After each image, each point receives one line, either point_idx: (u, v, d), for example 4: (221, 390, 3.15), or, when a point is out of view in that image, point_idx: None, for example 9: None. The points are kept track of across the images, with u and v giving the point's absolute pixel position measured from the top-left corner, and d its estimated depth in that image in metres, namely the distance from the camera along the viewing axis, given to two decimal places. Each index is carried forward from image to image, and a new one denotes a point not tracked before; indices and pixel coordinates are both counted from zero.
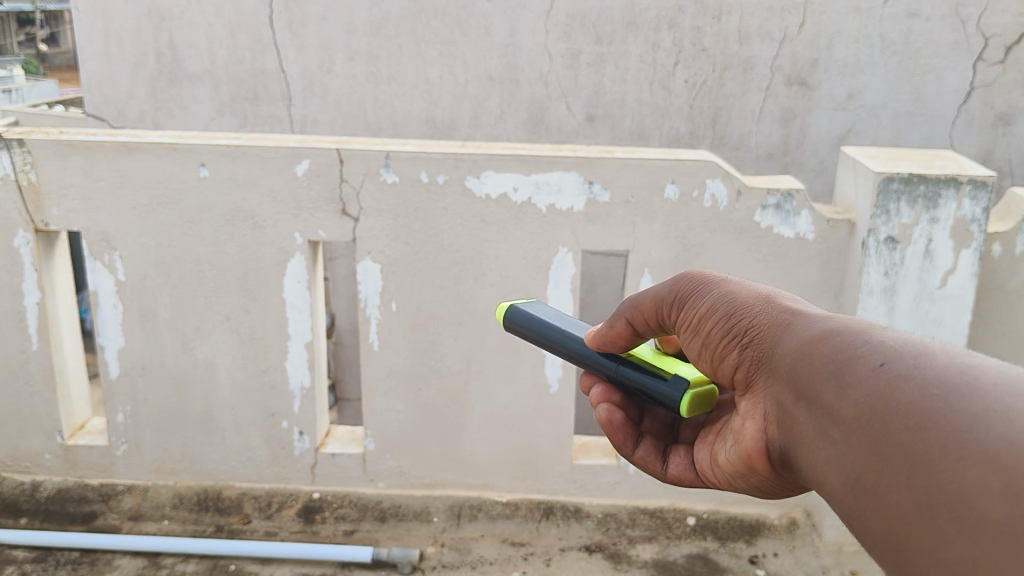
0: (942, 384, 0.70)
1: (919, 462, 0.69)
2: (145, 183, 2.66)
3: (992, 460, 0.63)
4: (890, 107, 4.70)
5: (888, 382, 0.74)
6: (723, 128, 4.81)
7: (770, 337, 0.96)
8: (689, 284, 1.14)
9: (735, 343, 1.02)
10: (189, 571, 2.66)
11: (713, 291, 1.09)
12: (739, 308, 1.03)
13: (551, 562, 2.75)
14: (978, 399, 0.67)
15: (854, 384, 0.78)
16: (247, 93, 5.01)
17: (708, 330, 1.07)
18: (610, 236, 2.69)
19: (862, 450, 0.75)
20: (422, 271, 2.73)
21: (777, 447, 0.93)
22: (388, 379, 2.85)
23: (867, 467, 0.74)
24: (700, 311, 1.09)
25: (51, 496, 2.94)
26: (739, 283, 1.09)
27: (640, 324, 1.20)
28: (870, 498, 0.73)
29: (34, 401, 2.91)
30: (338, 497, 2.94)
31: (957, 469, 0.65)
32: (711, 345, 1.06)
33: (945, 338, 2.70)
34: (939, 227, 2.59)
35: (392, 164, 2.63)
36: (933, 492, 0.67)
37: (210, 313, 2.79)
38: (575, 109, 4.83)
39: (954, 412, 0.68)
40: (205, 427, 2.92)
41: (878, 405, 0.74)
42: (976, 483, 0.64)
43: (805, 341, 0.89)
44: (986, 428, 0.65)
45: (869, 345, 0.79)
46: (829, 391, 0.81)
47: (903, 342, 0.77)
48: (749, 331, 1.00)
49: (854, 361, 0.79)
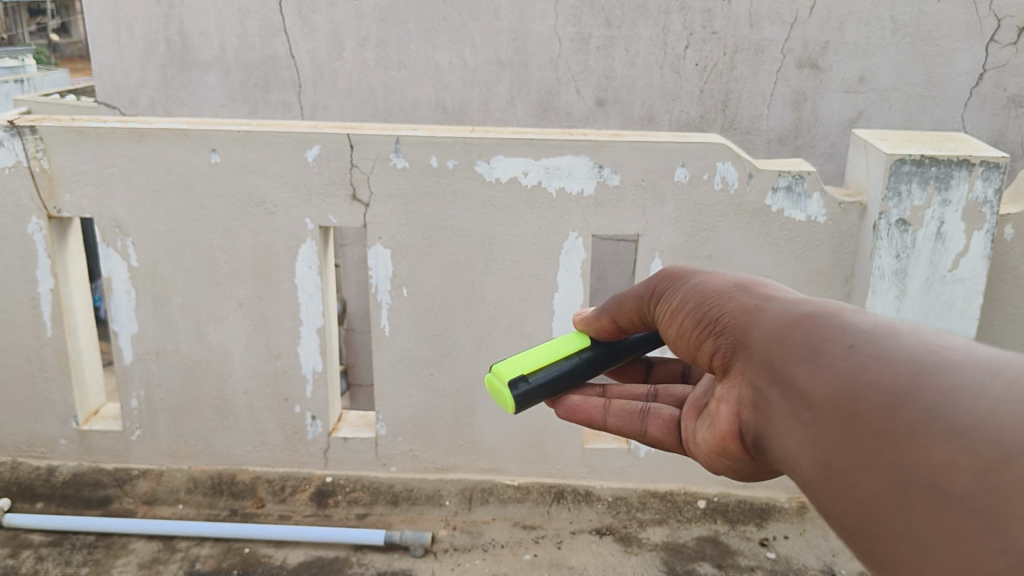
0: (912, 363, 0.68)
1: (889, 440, 0.66)
2: (157, 169, 2.68)
3: (961, 437, 0.61)
4: (901, 90, 4.66)
5: (859, 362, 0.72)
6: (734, 112, 4.80)
7: (741, 323, 0.91)
8: (665, 279, 1.11)
9: (708, 332, 0.97)
10: (204, 554, 2.69)
11: (685, 280, 1.05)
12: (708, 296, 0.99)
13: (563, 545, 2.76)
14: (948, 375, 0.66)
15: (827, 365, 0.75)
16: (257, 80, 5.02)
17: (680, 322, 1.03)
18: (621, 220, 2.69)
19: (835, 433, 0.71)
20: (432, 256, 2.74)
21: (752, 434, 0.88)
22: (398, 364, 2.86)
23: (837, 450, 0.70)
24: (674, 302, 1.05)
25: (66, 481, 2.97)
26: (712, 270, 1.05)
27: (622, 322, 1.21)
28: (839, 480, 0.69)
29: (49, 387, 2.94)
30: (351, 481, 2.97)
31: (927, 446, 0.63)
32: (684, 335, 1.02)
33: (956, 321, 2.70)
34: (951, 209, 2.57)
35: (401, 149, 2.63)
36: (903, 470, 0.64)
37: (222, 298, 2.81)
38: (585, 93, 4.82)
39: (923, 389, 0.66)
40: (219, 412, 2.94)
41: (849, 386, 0.71)
42: (945, 461, 0.61)
43: (778, 325, 0.86)
44: (954, 405, 0.63)
45: (840, 328, 0.77)
46: (801, 373, 0.78)
47: (873, 324, 0.75)
48: (720, 319, 0.95)
49: (825, 343, 0.77)
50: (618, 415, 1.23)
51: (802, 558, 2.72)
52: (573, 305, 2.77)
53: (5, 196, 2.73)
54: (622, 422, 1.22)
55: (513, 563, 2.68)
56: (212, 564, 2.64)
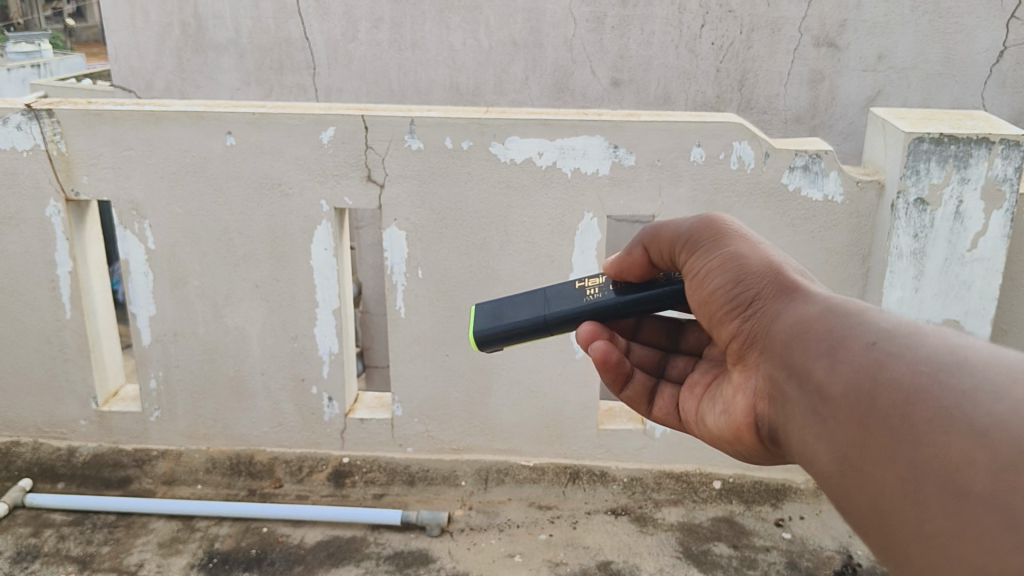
0: (931, 361, 0.70)
1: (907, 438, 0.68)
2: (175, 151, 2.69)
3: (978, 436, 0.62)
4: (920, 68, 4.61)
5: (877, 359, 0.74)
6: (751, 92, 4.75)
7: (771, 313, 0.96)
8: (710, 231, 1.12)
9: (736, 313, 1.02)
10: (223, 534, 2.71)
11: (725, 249, 1.08)
12: (746, 276, 1.03)
13: (578, 525, 2.78)
14: (967, 375, 0.67)
15: (845, 361, 0.78)
16: (271, 62, 5.02)
17: (711, 291, 1.07)
18: (637, 201, 2.68)
19: (854, 429, 0.74)
20: (447, 238, 2.74)
21: (771, 424, 0.95)
22: (414, 346, 2.87)
23: (856, 447, 0.73)
24: (708, 267, 1.09)
25: (86, 461, 3.01)
26: (753, 242, 1.08)
27: (655, 254, 1.21)
28: (856, 474, 0.72)
29: (69, 367, 2.97)
30: (368, 462, 2.98)
31: (945, 444, 0.64)
32: (713, 305, 1.07)
33: (976, 302, 2.67)
34: (970, 188, 2.55)
35: (417, 130, 2.63)
36: (922, 468, 0.66)
37: (239, 280, 2.82)
38: (600, 73, 4.79)
39: (942, 389, 0.67)
40: (237, 393, 2.95)
41: (867, 383, 0.74)
42: (963, 459, 0.63)
43: (801, 321, 0.89)
44: (971, 407, 0.64)
45: (861, 325, 0.79)
46: (821, 368, 0.80)
47: (896, 322, 0.77)
48: (752, 303, 1.00)
49: (846, 340, 0.79)
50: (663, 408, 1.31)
51: (817, 539, 2.72)
52: None
53: (23, 179, 2.75)
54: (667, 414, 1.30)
55: (528, 543, 2.69)
56: (231, 543, 2.67)
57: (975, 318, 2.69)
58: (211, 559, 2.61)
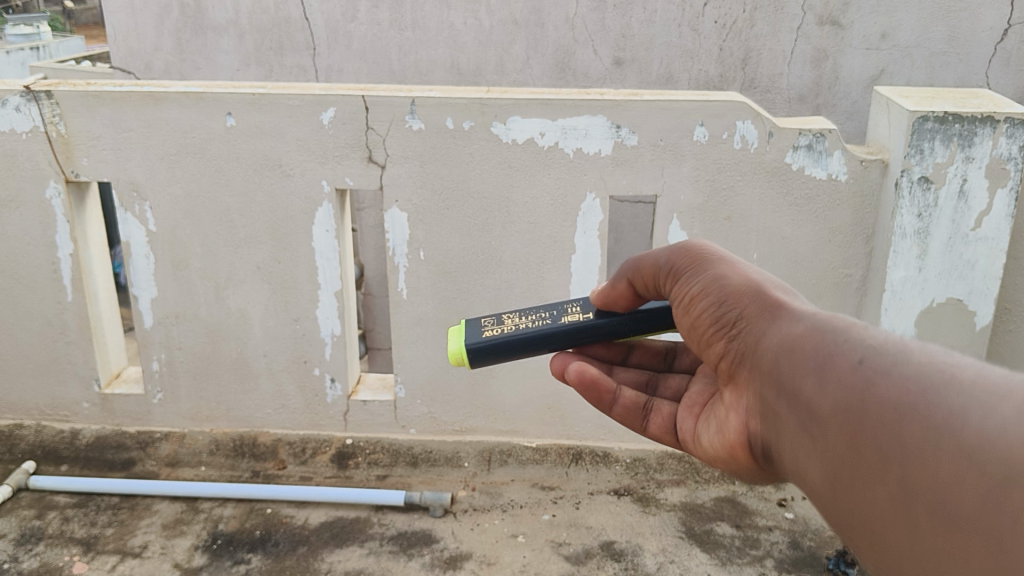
0: (919, 380, 0.71)
1: (898, 458, 0.70)
2: (175, 132, 2.67)
3: (967, 456, 0.64)
4: (924, 47, 4.57)
5: (865, 377, 0.76)
6: (753, 71, 4.72)
7: (756, 330, 0.97)
8: (687, 258, 1.15)
9: (722, 333, 1.03)
10: (226, 515, 2.72)
11: (703, 273, 1.10)
12: (728, 296, 1.04)
13: (581, 505, 2.78)
14: (954, 394, 0.68)
15: (834, 378, 0.79)
16: (271, 42, 5.00)
17: (697, 314, 1.09)
18: (639, 180, 2.67)
19: (845, 447, 0.76)
20: (449, 219, 2.73)
21: (761, 441, 0.97)
22: (416, 327, 2.86)
23: (847, 465, 0.75)
24: (691, 291, 1.11)
25: (90, 443, 3.01)
26: (731, 263, 1.10)
27: (639, 286, 1.28)
28: (850, 491, 0.75)
29: (71, 350, 2.97)
30: (371, 443, 2.99)
31: (936, 464, 0.66)
32: (699, 327, 1.08)
33: (979, 281, 2.67)
34: (974, 166, 2.54)
35: (417, 110, 2.61)
36: (915, 488, 0.68)
37: (240, 262, 2.81)
38: (602, 52, 4.76)
39: (930, 408, 0.69)
40: (240, 375, 2.96)
41: (855, 402, 0.76)
42: (954, 480, 0.65)
43: (787, 339, 0.91)
44: (959, 427, 0.66)
45: (848, 343, 0.81)
46: (810, 386, 0.82)
47: (882, 339, 0.79)
48: (736, 322, 1.01)
49: (834, 357, 0.81)
50: (625, 405, 1.35)
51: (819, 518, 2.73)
52: (590, 267, 2.77)
53: (23, 161, 2.74)
54: (628, 413, 1.35)
55: (531, 523, 2.70)
56: (235, 524, 2.67)
57: (979, 296, 2.69)
58: (214, 540, 2.61)
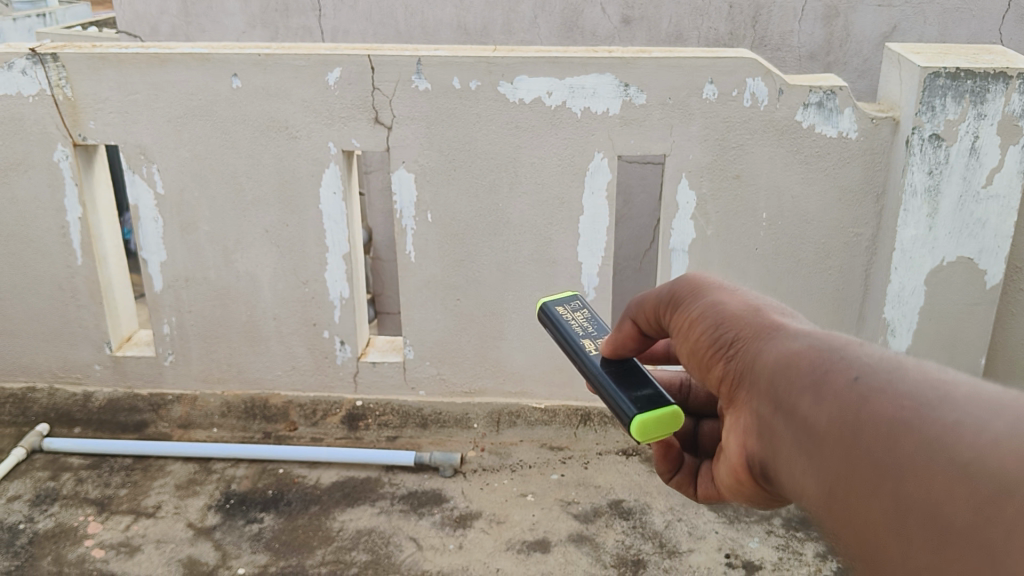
0: (915, 395, 0.67)
1: (892, 472, 0.66)
2: (181, 94, 2.66)
3: (958, 469, 0.60)
4: (936, 2, 4.50)
5: (861, 394, 0.71)
6: (764, 28, 4.67)
7: (754, 347, 0.90)
8: (689, 282, 1.07)
9: (719, 353, 0.95)
10: (239, 475, 2.75)
11: (701, 294, 1.03)
12: (725, 315, 0.97)
13: (589, 465, 2.80)
14: (948, 410, 0.64)
15: (829, 395, 0.75)
16: (277, 4, 4.97)
17: (691, 335, 1.01)
18: (647, 139, 2.65)
19: (838, 463, 0.71)
20: (457, 180, 2.72)
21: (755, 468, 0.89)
22: (425, 290, 2.87)
23: (840, 483, 0.70)
24: (686, 312, 1.04)
25: (102, 406, 3.04)
26: (733, 286, 1.03)
27: (643, 323, 1.14)
28: (842, 510, 0.70)
29: (82, 313, 2.98)
30: (381, 405, 3.00)
31: (928, 477, 0.62)
32: (693, 348, 1.01)
33: (990, 240, 2.65)
34: (986, 123, 2.51)
35: (424, 70, 2.60)
36: (906, 502, 0.64)
37: (248, 225, 2.81)
38: (610, 11, 4.72)
39: (923, 422, 0.65)
40: (250, 337, 2.97)
41: (852, 417, 0.71)
42: (945, 492, 0.61)
43: (783, 357, 0.85)
44: (951, 440, 0.62)
45: (845, 359, 0.76)
46: (806, 403, 0.77)
47: (880, 357, 0.74)
48: (732, 341, 0.94)
49: (829, 375, 0.76)
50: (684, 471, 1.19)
51: None
52: (597, 227, 2.75)
53: (30, 124, 2.73)
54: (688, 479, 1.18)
55: (540, 482, 2.72)
56: (247, 484, 2.70)
57: (989, 256, 2.67)
58: (227, 500, 2.64)
